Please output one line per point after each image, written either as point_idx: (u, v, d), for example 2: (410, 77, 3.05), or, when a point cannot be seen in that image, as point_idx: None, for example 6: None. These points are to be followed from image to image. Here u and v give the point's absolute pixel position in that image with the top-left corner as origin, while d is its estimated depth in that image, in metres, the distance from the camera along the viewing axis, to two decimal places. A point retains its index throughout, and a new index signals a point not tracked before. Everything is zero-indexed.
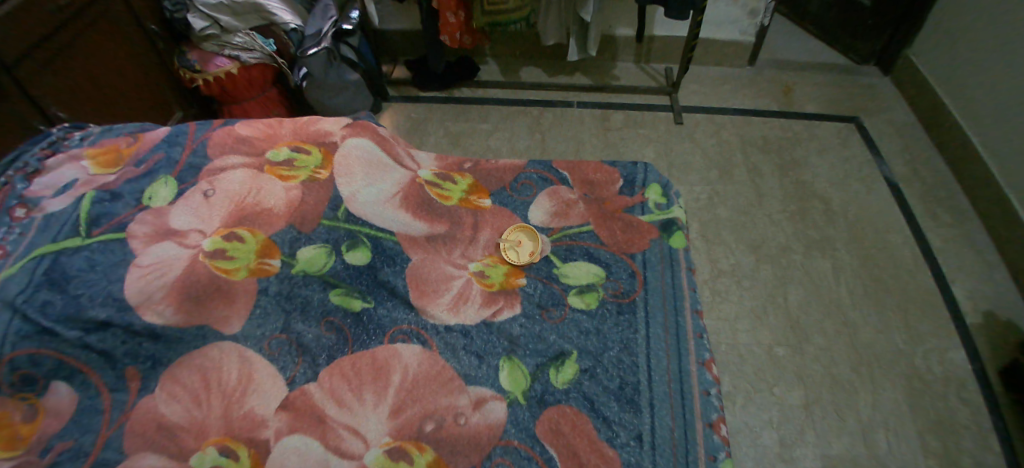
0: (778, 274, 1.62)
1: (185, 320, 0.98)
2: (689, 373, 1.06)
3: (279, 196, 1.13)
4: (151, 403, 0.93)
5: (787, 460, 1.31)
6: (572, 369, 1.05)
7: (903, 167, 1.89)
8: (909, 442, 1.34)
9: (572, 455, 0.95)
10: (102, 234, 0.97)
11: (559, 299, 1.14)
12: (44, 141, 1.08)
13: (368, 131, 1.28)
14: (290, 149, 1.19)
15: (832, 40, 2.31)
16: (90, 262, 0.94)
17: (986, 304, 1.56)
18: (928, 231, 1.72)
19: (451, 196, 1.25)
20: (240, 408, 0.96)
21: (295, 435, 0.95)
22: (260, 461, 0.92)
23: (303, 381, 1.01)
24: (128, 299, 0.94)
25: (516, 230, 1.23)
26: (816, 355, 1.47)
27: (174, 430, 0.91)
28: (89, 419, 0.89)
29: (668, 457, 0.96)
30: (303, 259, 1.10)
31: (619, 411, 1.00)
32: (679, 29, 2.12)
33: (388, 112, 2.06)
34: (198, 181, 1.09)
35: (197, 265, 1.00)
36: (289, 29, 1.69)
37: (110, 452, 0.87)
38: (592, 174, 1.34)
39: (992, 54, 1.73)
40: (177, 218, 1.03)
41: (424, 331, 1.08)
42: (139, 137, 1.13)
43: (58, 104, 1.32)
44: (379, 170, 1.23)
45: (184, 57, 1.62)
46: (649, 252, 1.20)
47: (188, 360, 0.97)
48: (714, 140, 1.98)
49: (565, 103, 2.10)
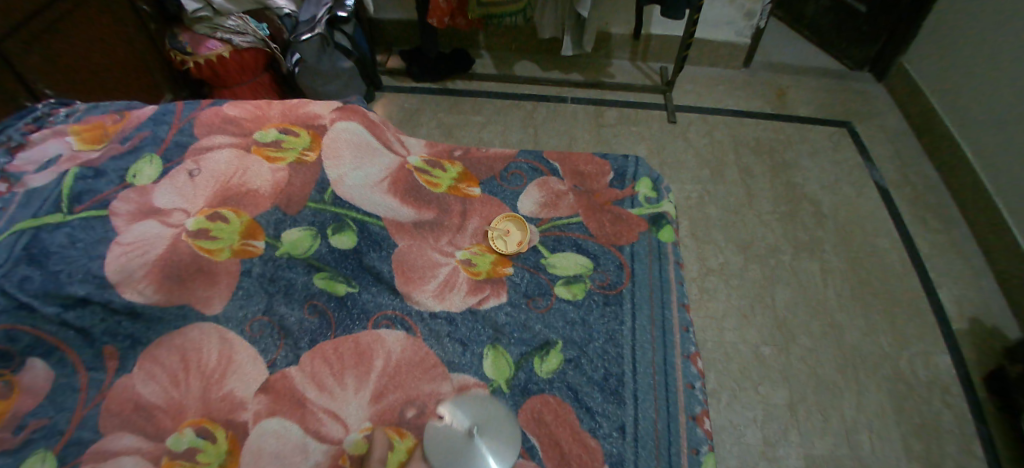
0: (766, 274, 1.63)
1: (165, 299, 0.96)
2: (674, 366, 1.05)
3: (265, 177, 1.11)
4: (128, 382, 0.91)
5: (770, 458, 1.32)
6: (557, 359, 1.04)
7: (893, 173, 1.90)
8: (891, 444, 1.34)
9: (553, 445, 0.95)
10: (84, 211, 0.95)
11: (545, 289, 1.13)
12: (28, 117, 1.07)
13: (358, 114, 1.26)
14: (278, 131, 1.17)
15: (826, 46, 2.33)
16: (70, 239, 0.92)
17: (972, 310, 1.56)
18: (916, 237, 1.73)
19: (440, 184, 1.24)
20: (218, 390, 0.95)
21: (274, 418, 0.94)
22: (239, 444, 0.91)
23: (284, 364, 1.00)
24: (107, 276, 0.92)
25: (504, 219, 1.22)
26: (802, 356, 1.47)
27: (151, 410, 0.90)
28: (65, 397, 0.87)
29: (650, 449, 0.95)
30: (288, 241, 1.09)
31: (602, 402, 1.00)
32: (675, 29, 2.12)
33: (380, 102, 2.06)
34: (184, 160, 1.07)
35: (180, 244, 0.99)
36: (283, 15, 1.72)
37: (86, 432, 0.86)
38: (583, 166, 1.33)
39: (987, 62, 1.73)
40: (161, 197, 1.01)
41: (408, 317, 1.08)
42: (125, 115, 1.11)
43: (45, 80, 1.30)
44: (367, 154, 1.22)
45: (176, 39, 1.60)
46: (637, 244, 1.20)
47: (167, 340, 0.95)
48: (707, 139, 1.98)
49: (558, 98, 2.10)
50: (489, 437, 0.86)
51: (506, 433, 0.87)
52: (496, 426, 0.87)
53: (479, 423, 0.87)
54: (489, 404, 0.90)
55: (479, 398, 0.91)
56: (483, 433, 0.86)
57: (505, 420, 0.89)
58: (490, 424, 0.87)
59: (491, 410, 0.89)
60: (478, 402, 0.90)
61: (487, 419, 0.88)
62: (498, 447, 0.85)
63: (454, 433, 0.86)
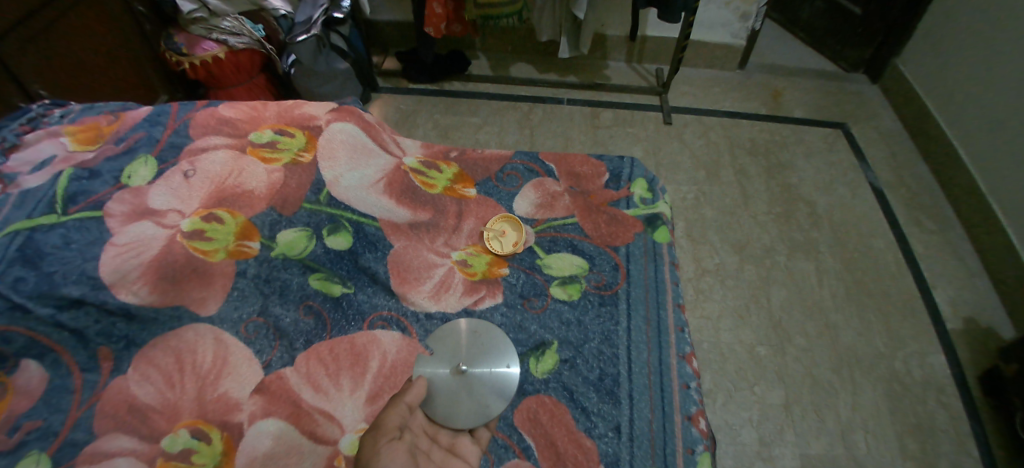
0: (762, 275, 1.63)
1: (160, 300, 0.96)
2: (669, 366, 1.06)
3: (261, 178, 1.11)
4: (124, 383, 0.91)
5: (765, 458, 1.32)
6: (552, 359, 1.05)
7: (888, 174, 1.91)
8: (887, 444, 1.35)
9: (549, 445, 0.96)
10: (79, 212, 0.95)
11: (541, 290, 1.13)
12: (22, 117, 1.06)
13: (353, 115, 1.26)
14: (273, 132, 1.17)
15: (821, 47, 2.34)
16: (65, 240, 0.91)
17: (967, 310, 1.57)
18: (911, 238, 1.74)
19: (436, 184, 1.24)
20: (213, 391, 0.95)
21: (269, 419, 0.95)
22: (234, 445, 0.92)
23: (279, 365, 1.01)
24: (102, 277, 0.92)
25: (499, 220, 1.22)
26: (797, 356, 1.48)
27: (146, 411, 0.90)
28: (59, 399, 0.86)
29: (645, 449, 0.96)
30: (283, 242, 1.08)
31: (597, 402, 1.00)
32: (670, 30, 2.13)
33: (377, 103, 2.06)
34: (179, 161, 1.07)
35: (175, 245, 0.99)
36: (279, 16, 1.70)
37: (80, 433, 0.85)
38: (578, 167, 1.33)
39: (984, 64, 1.73)
40: (155, 197, 1.01)
41: (404, 318, 1.09)
42: (121, 116, 1.11)
43: (40, 82, 1.29)
44: (363, 155, 1.22)
45: (172, 40, 1.59)
46: (633, 245, 1.20)
47: (162, 342, 0.95)
48: (703, 140, 1.99)
49: (555, 99, 2.11)
50: (479, 367, 0.98)
51: (495, 360, 0.99)
52: (488, 355, 0.99)
53: (469, 355, 0.99)
54: (478, 336, 1.02)
55: (472, 327, 1.02)
56: (473, 364, 0.98)
57: (495, 348, 1.00)
58: (478, 359, 0.98)
59: (477, 347, 1.00)
60: (468, 334, 1.02)
61: (475, 355, 0.99)
62: (488, 375, 0.97)
63: (445, 368, 0.97)
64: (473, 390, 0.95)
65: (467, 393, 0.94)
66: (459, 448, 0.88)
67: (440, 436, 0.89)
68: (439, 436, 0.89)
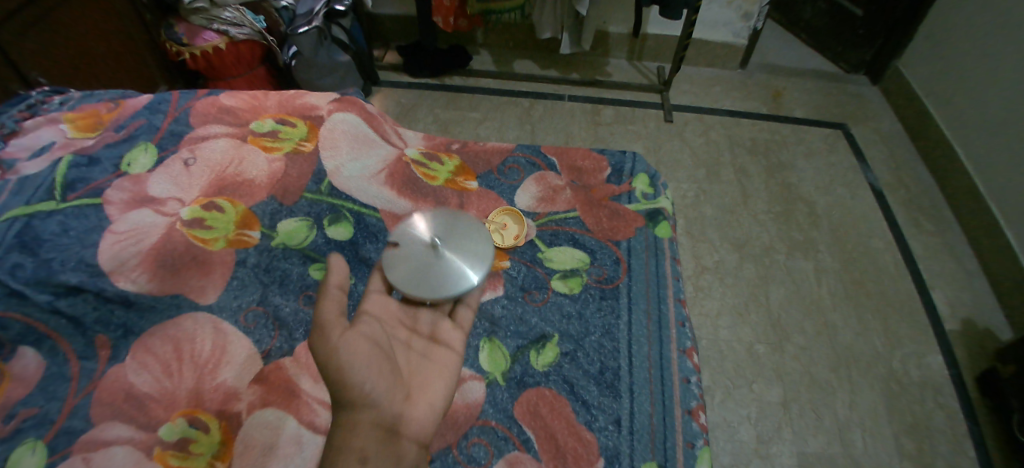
0: (761, 273, 1.63)
1: (159, 289, 0.96)
2: (669, 360, 1.05)
3: (262, 167, 1.11)
4: (120, 371, 0.90)
5: (763, 456, 1.32)
6: (553, 352, 1.04)
7: (887, 174, 1.92)
8: (884, 442, 1.35)
9: (548, 438, 0.96)
10: (77, 199, 0.95)
11: (542, 283, 1.13)
12: (22, 104, 1.07)
13: (356, 106, 1.26)
14: (274, 121, 1.17)
15: (822, 48, 2.34)
16: (63, 226, 0.92)
17: (965, 311, 1.58)
18: (910, 238, 1.74)
19: (437, 176, 1.23)
20: (212, 380, 0.93)
21: (268, 409, 0.93)
22: (232, 435, 0.90)
23: (278, 355, 0.98)
24: (101, 265, 0.92)
25: (501, 213, 1.21)
26: (796, 354, 1.48)
27: (142, 400, 0.89)
28: (55, 386, 0.86)
29: (645, 442, 0.95)
30: (284, 231, 1.08)
31: (597, 395, 1.00)
32: (672, 28, 2.13)
33: (377, 96, 2.05)
34: (179, 149, 1.07)
35: (174, 233, 0.99)
36: (280, 7, 1.71)
37: (76, 421, 0.85)
38: (580, 161, 1.32)
39: (985, 66, 1.74)
40: (155, 185, 1.02)
41: None
42: (121, 103, 1.11)
43: (39, 69, 1.28)
44: (364, 146, 1.21)
45: (172, 30, 1.59)
46: (634, 240, 1.20)
47: (160, 331, 0.94)
48: (703, 139, 1.99)
49: (556, 95, 2.10)
50: (452, 243, 0.80)
51: (469, 238, 0.81)
52: (460, 232, 0.81)
53: (444, 233, 0.81)
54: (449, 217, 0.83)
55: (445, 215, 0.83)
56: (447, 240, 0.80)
57: (466, 229, 0.82)
58: (453, 233, 0.81)
59: (453, 222, 0.82)
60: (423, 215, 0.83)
61: (450, 230, 0.81)
62: (462, 250, 0.79)
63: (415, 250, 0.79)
64: (446, 271, 0.78)
65: (441, 274, 0.78)
66: (440, 334, 0.80)
67: (420, 324, 0.81)
68: (418, 326, 0.81)
